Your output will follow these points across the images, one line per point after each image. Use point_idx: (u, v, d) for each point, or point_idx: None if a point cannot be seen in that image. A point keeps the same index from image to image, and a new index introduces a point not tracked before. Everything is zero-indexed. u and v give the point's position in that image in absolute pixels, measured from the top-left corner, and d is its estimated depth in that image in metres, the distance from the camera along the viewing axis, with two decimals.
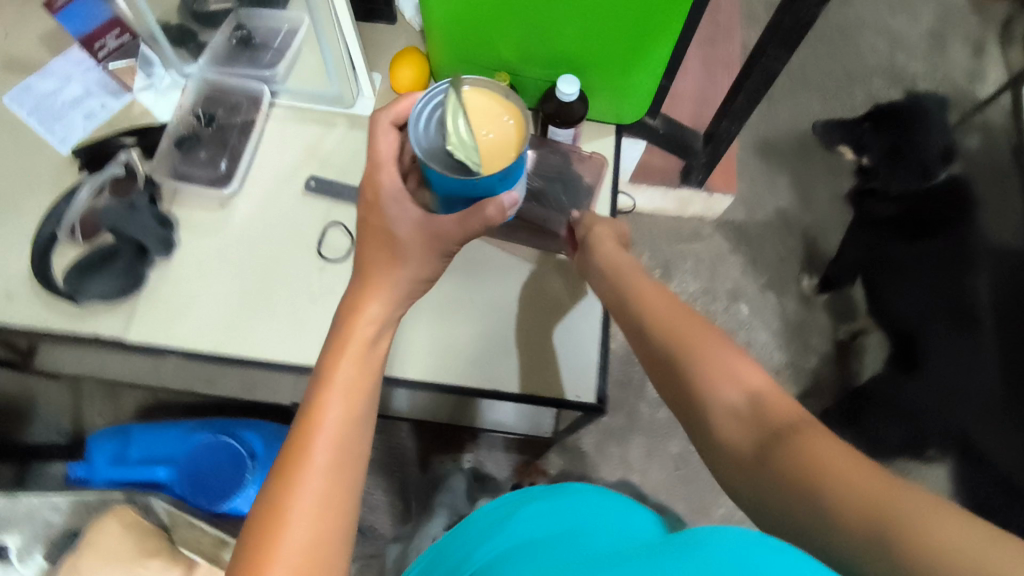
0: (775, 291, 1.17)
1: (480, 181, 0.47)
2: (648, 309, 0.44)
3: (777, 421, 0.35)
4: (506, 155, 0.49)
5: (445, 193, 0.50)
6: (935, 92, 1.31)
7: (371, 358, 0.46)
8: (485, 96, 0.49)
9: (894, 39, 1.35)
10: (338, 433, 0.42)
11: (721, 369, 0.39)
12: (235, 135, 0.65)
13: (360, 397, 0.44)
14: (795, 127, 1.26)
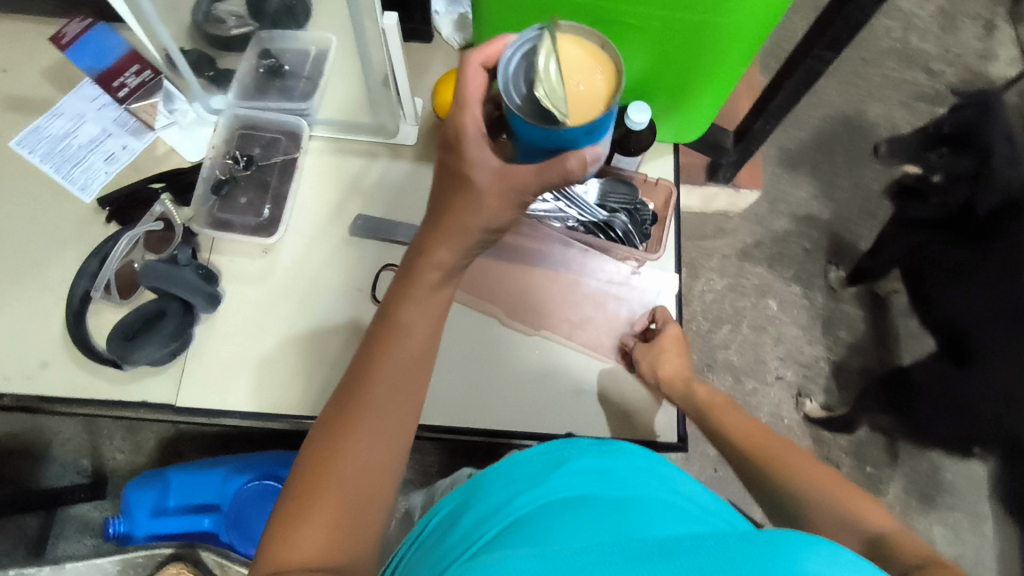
0: (800, 283, 1.16)
1: (565, 131, 0.45)
2: (735, 432, 0.51)
3: (901, 544, 0.38)
4: (593, 110, 0.46)
5: (529, 142, 0.47)
6: (948, 74, 1.29)
7: (434, 301, 0.44)
8: (579, 51, 0.47)
9: (907, 20, 1.32)
10: (395, 370, 0.42)
11: (828, 490, 0.44)
12: (277, 176, 0.61)
13: (421, 338, 0.43)
14: (813, 116, 1.24)
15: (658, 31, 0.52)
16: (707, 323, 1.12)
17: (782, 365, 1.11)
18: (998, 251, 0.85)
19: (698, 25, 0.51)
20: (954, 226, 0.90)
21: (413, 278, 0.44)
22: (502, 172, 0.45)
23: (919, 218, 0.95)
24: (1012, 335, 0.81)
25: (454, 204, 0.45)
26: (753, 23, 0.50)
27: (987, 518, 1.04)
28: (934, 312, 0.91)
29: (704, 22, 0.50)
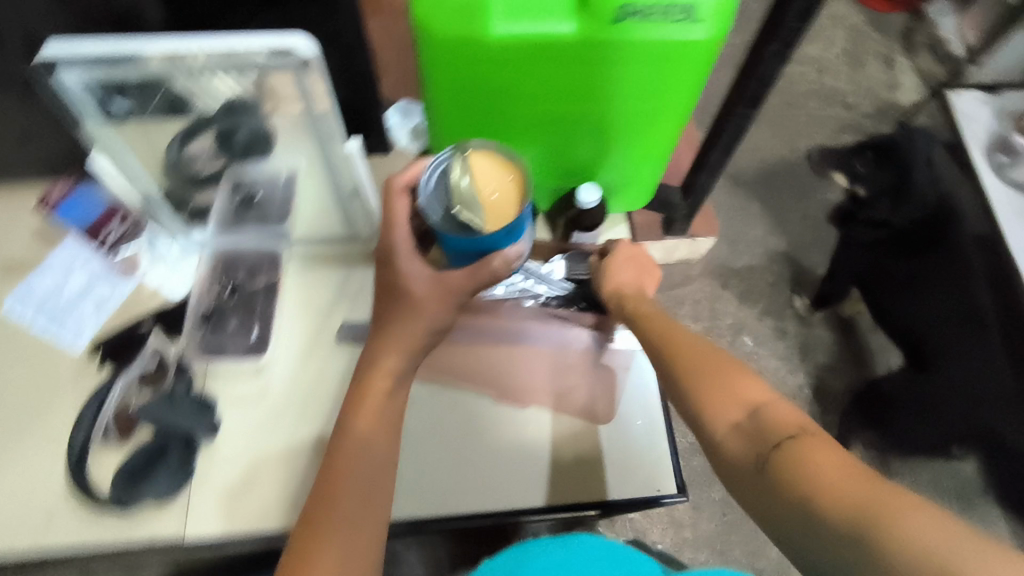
0: (770, 316, 1.21)
1: (488, 237, 0.51)
2: (670, 338, 0.51)
3: (780, 427, 0.41)
4: (509, 215, 0.52)
5: (458, 249, 0.53)
6: (864, 106, 1.41)
7: (389, 414, 0.52)
8: (488, 160, 0.53)
9: (818, 62, 1.46)
10: (357, 474, 0.48)
11: (728, 392, 0.44)
12: (262, 302, 0.65)
13: (374, 452, 0.50)
14: (751, 161, 1.34)
15: (591, 123, 0.58)
16: None
17: None
18: (935, 261, 0.92)
19: (622, 109, 0.56)
20: (903, 242, 0.95)
21: (363, 394, 0.52)
22: (437, 281, 0.54)
23: (857, 238, 0.99)
24: (961, 331, 0.89)
25: (395, 309, 0.54)
26: (672, 98, 0.54)
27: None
28: (893, 320, 0.97)
29: (626, 106, 0.56)
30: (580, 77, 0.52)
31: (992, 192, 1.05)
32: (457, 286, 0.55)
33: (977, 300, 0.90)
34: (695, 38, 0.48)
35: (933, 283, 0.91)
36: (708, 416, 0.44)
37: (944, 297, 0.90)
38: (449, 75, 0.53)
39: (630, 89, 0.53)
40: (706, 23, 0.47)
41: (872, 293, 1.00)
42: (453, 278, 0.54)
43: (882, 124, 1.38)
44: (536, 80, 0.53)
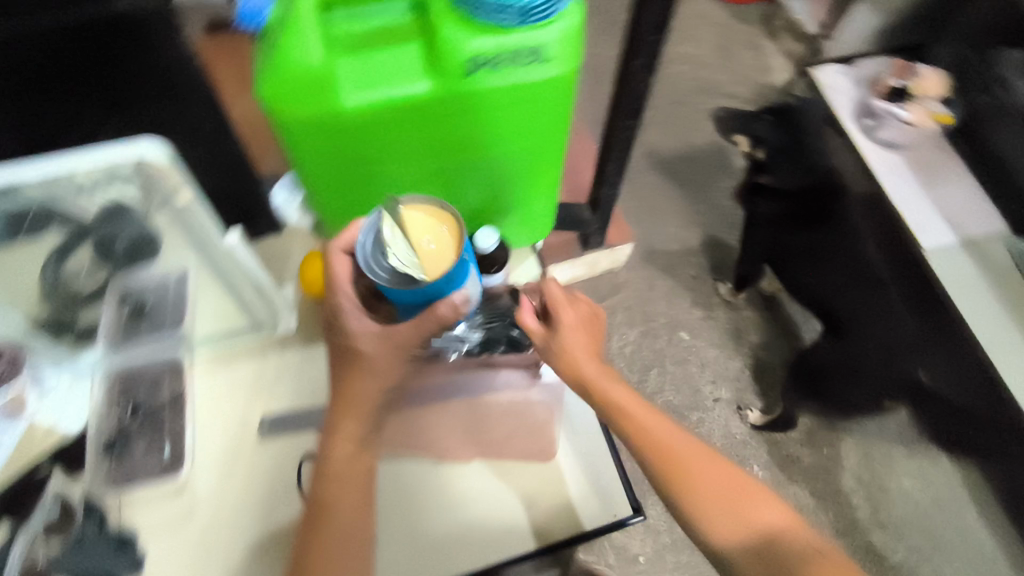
0: (700, 307, 1.27)
1: (429, 286, 0.53)
2: (666, 443, 0.56)
3: (792, 554, 0.50)
4: (447, 264, 0.54)
5: (403, 301, 0.55)
6: (743, 93, 1.51)
7: (355, 470, 0.55)
8: (422, 213, 0.56)
9: (691, 60, 1.56)
10: (335, 541, 0.52)
11: (743, 514, 0.53)
12: (169, 416, 0.62)
13: (350, 513, 0.54)
14: (653, 163, 1.40)
15: (471, 168, 0.58)
16: (637, 374, 1.20)
17: (716, 386, 1.20)
18: (828, 233, 1.01)
19: (499, 150, 0.57)
20: (800, 215, 1.04)
21: (329, 454, 0.55)
22: (384, 335, 0.55)
23: (761, 214, 1.07)
24: (859, 291, 0.96)
25: (348, 370, 0.57)
26: (544, 133, 0.56)
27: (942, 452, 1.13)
28: (803, 289, 1.05)
29: (502, 147, 0.56)
30: (451, 130, 0.53)
31: (871, 157, 1.17)
32: (406, 338, 0.55)
33: (867, 258, 0.98)
34: (550, 76, 0.49)
35: (834, 255, 1.00)
36: (717, 538, 0.52)
37: (839, 264, 0.99)
38: (315, 148, 0.51)
39: (502, 132, 0.54)
40: (557, 62, 0.49)
41: (784, 266, 1.08)
42: (399, 331, 0.55)
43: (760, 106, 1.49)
44: (405, 137, 0.52)
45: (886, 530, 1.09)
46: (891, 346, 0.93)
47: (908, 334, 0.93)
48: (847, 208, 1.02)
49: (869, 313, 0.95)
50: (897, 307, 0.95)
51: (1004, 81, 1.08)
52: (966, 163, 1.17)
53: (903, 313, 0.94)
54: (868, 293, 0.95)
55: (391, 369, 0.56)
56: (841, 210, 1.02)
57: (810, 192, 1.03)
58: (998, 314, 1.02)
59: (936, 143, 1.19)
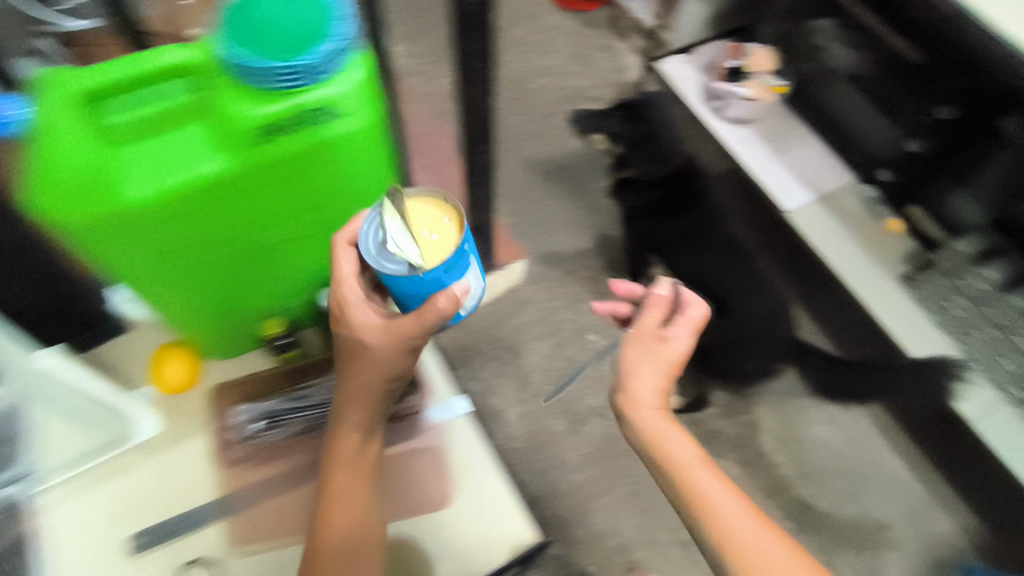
0: (604, 305, 1.29)
1: (425, 274, 0.55)
2: (737, 516, 0.55)
3: None
4: (442, 254, 0.56)
5: (402, 290, 0.58)
6: (605, 94, 1.58)
7: (363, 460, 0.64)
8: (425, 206, 0.59)
9: (553, 70, 1.62)
10: (349, 526, 0.62)
11: None
12: (18, 558, 0.66)
13: (358, 507, 0.63)
14: (532, 175, 1.43)
15: (326, 221, 0.60)
16: (554, 386, 1.22)
17: None
18: (694, 219, 1.08)
19: (328, 208, 0.58)
20: (666, 205, 1.10)
21: (338, 452, 0.64)
22: (386, 327, 0.60)
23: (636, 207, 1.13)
24: (732, 269, 1.02)
25: (348, 359, 0.62)
26: (381, 172, 0.57)
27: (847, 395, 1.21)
28: (684, 271, 1.10)
29: (332, 205, 0.58)
30: (270, 202, 0.53)
31: (723, 137, 1.24)
32: (407, 330, 0.60)
33: (733, 236, 1.06)
34: (355, 127, 0.50)
35: (703, 240, 1.06)
36: None
37: (710, 246, 1.05)
38: (160, 259, 0.53)
39: (325, 189, 0.55)
40: (355, 114, 0.49)
41: (664, 251, 1.13)
42: (400, 324, 0.60)
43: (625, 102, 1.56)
44: (244, 219, 0.54)
45: (814, 481, 1.14)
46: (769, 314, 1.00)
47: (778, 302, 1.01)
48: (713, 193, 1.09)
49: (743, 286, 1.01)
50: (763, 277, 1.03)
51: (823, 48, 1.17)
52: (805, 123, 1.25)
53: (768, 283, 1.03)
54: (740, 271, 1.02)
55: (392, 359, 0.61)
56: (702, 195, 1.08)
57: (672, 180, 1.09)
58: (859, 257, 1.11)
59: (777, 110, 1.27)
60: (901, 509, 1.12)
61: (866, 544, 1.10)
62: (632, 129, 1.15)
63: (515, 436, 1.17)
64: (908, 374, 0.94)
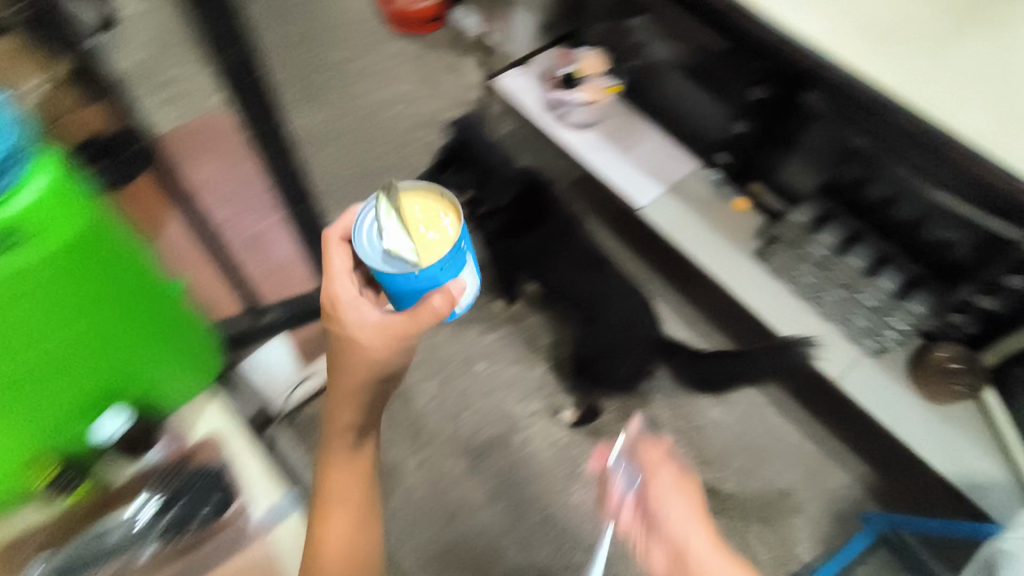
0: (487, 331, 1.28)
1: (422, 272, 0.57)
2: None
3: None
4: (437, 253, 0.57)
5: (399, 288, 0.59)
6: (456, 113, 1.58)
7: (361, 459, 0.65)
8: (422, 200, 0.60)
9: (400, 98, 1.61)
10: (344, 537, 0.62)
11: None
12: None
13: (355, 514, 0.64)
14: None
15: (89, 339, 0.56)
16: (448, 423, 1.19)
17: (527, 400, 1.22)
18: (551, 234, 1.11)
19: (80, 320, 0.54)
20: (521, 225, 1.12)
21: (336, 459, 0.65)
22: (381, 324, 0.60)
23: (492, 230, 1.14)
24: (595, 278, 1.06)
25: (336, 355, 0.62)
26: (122, 265, 0.55)
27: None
28: (552, 288, 1.10)
29: (82, 317, 0.54)
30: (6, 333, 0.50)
31: (571, 143, 1.25)
32: (401, 328, 0.60)
33: (589, 245, 1.10)
34: (46, 205, 0.48)
35: (564, 254, 1.09)
36: None
37: (571, 259, 1.09)
38: None
39: (67, 304, 0.52)
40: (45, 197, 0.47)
41: (528, 271, 1.13)
42: (393, 322, 0.60)
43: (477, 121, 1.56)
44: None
45: (716, 463, 1.16)
46: (634, 317, 1.03)
47: (640, 303, 1.04)
48: (563, 213, 1.13)
49: (606, 293, 1.05)
50: (625, 281, 1.07)
51: (639, 46, 1.20)
52: (644, 116, 1.29)
53: (630, 286, 1.07)
54: (602, 277, 1.06)
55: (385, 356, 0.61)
56: (554, 211, 1.12)
57: (522, 202, 1.12)
58: (715, 241, 1.15)
59: (617, 107, 1.30)
60: (800, 473, 1.16)
61: (774, 514, 1.12)
62: (469, 171, 1.16)
63: (417, 486, 1.13)
64: (766, 351, 0.95)
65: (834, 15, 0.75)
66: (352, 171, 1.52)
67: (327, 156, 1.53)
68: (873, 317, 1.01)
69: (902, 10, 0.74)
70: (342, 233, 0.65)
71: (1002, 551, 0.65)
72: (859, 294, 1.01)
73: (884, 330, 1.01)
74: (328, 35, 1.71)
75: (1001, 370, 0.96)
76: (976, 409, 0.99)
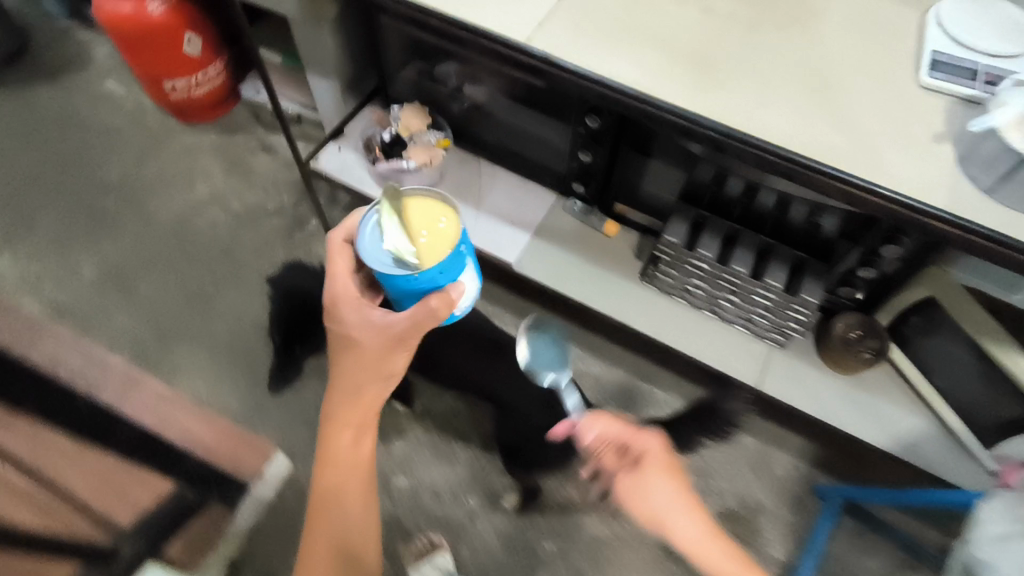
0: (394, 438, 1.15)
1: (422, 274, 0.62)
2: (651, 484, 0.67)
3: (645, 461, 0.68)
4: (436, 257, 0.62)
5: (400, 288, 0.64)
6: (284, 199, 1.43)
7: (358, 453, 0.72)
8: (421, 205, 0.64)
9: (214, 199, 1.43)
10: (336, 523, 0.70)
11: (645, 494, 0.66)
12: None
13: (346, 505, 0.71)
14: (245, 333, 1.26)
15: None
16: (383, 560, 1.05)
17: (460, 499, 1.11)
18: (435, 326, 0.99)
19: None
20: None
21: (335, 447, 0.71)
22: (382, 328, 0.68)
23: None
24: (492, 361, 0.96)
25: (339, 351, 0.70)
26: None
27: (653, 389, 1.23)
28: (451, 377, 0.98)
29: None
30: None
31: None
32: (398, 331, 0.67)
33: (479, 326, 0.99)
34: None
35: (451, 342, 0.98)
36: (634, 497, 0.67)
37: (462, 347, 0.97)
38: None
39: None
40: None
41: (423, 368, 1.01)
42: (392, 324, 0.67)
43: (310, 205, 1.41)
44: None
45: None
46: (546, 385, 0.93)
47: None
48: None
49: (511, 373, 0.94)
50: None
51: (459, 89, 1.11)
52: (486, 158, 1.20)
53: None
54: (501, 359, 0.96)
55: (381, 353, 0.68)
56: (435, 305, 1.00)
57: None
58: (598, 275, 1.09)
59: (455, 159, 1.20)
60: (749, 472, 1.13)
61: (738, 525, 1.09)
62: None
63: None
64: (691, 421, 0.81)
65: (649, 55, 0.68)
66: (182, 301, 1.30)
67: (148, 295, 1.30)
68: (773, 315, 0.98)
69: (704, 39, 0.70)
70: (345, 236, 0.71)
71: (979, 563, 0.62)
72: (754, 297, 0.97)
73: (786, 325, 0.98)
74: (106, 151, 1.49)
75: (895, 326, 0.99)
76: (888, 369, 1.00)
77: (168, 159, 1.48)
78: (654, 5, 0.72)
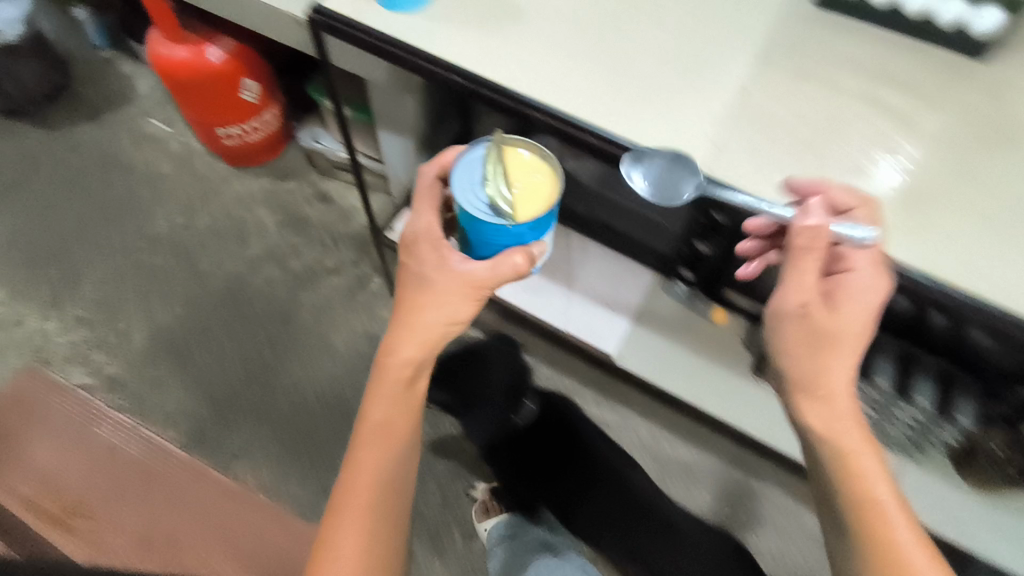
0: (473, 533, 1.08)
1: (513, 226, 0.57)
2: (831, 345, 0.55)
3: (842, 317, 0.55)
4: (529, 212, 0.58)
5: (486, 236, 0.59)
6: (344, 255, 1.34)
7: (411, 393, 0.60)
8: (522, 152, 0.59)
9: (270, 254, 1.34)
10: (376, 466, 0.60)
11: (824, 363, 0.55)
12: None
13: (389, 439, 0.60)
14: (310, 410, 1.17)
15: None
16: None
17: None
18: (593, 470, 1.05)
19: None
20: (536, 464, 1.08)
21: (387, 378, 0.60)
22: (462, 274, 0.58)
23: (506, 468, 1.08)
24: (651, 528, 1.00)
25: (407, 286, 0.60)
26: None
27: (749, 478, 1.13)
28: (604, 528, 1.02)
29: None
30: None
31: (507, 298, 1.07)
32: (480, 277, 0.58)
33: (640, 482, 1.04)
34: None
35: (611, 496, 1.03)
36: (799, 342, 0.55)
37: (620, 503, 1.02)
38: None
39: None
40: None
41: (574, 509, 1.04)
42: (475, 271, 0.58)
43: (373, 262, 1.32)
44: None
45: None
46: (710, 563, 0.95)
47: (725, 540, 0.98)
48: (601, 440, 1.09)
49: (671, 551, 0.98)
50: (690, 525, 1.00)
51: None
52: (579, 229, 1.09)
53: (703, 529, 0.99)
54: (661, 527, 1.00)
55: (451, 302, 0.59)
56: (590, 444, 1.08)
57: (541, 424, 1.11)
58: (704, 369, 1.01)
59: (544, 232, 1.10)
60: None
61: None
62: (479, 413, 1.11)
63: None
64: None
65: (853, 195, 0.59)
66: (240, 371, 1.21)
67: (204, 364, 1.22)
68: (919, 429, 0.91)
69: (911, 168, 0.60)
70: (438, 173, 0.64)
71: None
72: (898, 412, 0.91)
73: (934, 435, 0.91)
74: (154, 198, 1.39)
75: None
76: None
77: (221, 208, 1.39)
78: (842, 125, 0.62)
